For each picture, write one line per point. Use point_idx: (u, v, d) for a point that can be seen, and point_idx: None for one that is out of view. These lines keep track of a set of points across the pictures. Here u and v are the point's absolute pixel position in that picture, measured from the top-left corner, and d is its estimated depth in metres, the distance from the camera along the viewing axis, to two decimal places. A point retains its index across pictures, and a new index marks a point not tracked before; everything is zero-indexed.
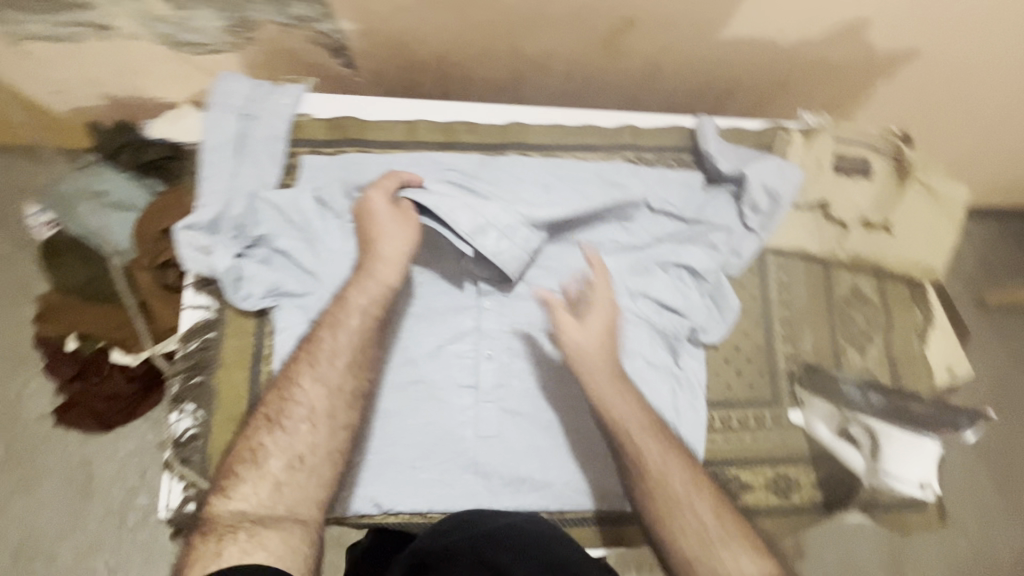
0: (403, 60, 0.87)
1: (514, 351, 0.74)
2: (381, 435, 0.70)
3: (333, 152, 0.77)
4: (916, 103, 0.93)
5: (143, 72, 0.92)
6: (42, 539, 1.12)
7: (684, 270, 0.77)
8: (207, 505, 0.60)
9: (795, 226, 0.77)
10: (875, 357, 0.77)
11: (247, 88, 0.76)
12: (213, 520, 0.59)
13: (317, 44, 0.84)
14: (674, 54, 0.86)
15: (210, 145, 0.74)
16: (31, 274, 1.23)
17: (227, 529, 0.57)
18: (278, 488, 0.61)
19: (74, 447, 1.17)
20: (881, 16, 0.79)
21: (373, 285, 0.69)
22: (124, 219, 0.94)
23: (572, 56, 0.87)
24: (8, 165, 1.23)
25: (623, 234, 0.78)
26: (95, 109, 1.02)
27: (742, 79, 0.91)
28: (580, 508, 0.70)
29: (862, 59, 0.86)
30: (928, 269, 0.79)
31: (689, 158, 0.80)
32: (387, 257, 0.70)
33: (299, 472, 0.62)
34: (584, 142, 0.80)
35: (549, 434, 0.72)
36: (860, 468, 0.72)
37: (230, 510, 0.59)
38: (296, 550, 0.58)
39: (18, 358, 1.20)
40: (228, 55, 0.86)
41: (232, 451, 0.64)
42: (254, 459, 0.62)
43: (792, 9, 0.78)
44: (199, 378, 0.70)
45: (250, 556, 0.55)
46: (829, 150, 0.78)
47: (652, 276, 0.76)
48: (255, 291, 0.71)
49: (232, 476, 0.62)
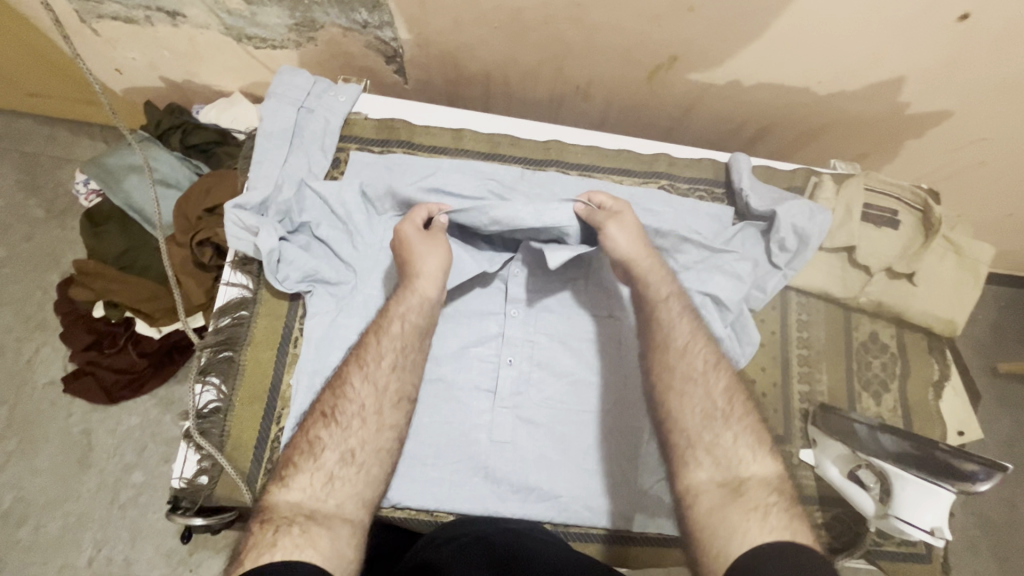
0: (453, 72, 0.91)
1: (534, 361, 0.75)
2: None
3: (381, 152, 0.81)
4: (943, 162, 0.96)
5: (203, 60, 0.96)
6: (34, 505, 1.12)
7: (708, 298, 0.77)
8: (264, 497, 0.58)
9: (821, 268, 0.79)
10: (889, 404, 0.78)
11: (308, 83, 0.81)
12: (270, 510, 0.55)
13: (374, 50, 0.88)
14: (713, 93, 0.89)
15: (266, 131, 0.78)
16: (62, 242, 1.27)
17: (278, 515, 0.55)
18: (333, 482, 0.59)
19: (78, 416, 1.18)
20: (922, 78, 0.81)
21: (416, 295, 0.70)
22: (167, 197, 0.97)
23: (614, 85, 0.90)
24: (74, 140, 1.31)
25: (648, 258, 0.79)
26: (151, 89, 1.07)
27: (774, 123, 0.94)
28: (585, 523, 0.71)
29: (895, 115, 0.89)
30: (952, 325, 0.79)
31: (720, 193, 0.83)
32: (428, 269, 0.70)
33: (351, 466, 0.61)
34: (620, 166, 0.83)
35: (560, 445, 0.73)
36: (868, 512, 0.67)
37: (287, 500, 0.56)
38: (342, 546, 0.53)
39: (38, 322, 1.23)
40: (289, 52, 0.90)
41: (288, 445, 0.62)
42: (311, 451, 0.60)
43: (835, 62, 0.80)
44: (227, 353, 0.72)
45: (272, 525, 0.54)
46: (859, 197, 0.79)
47: None
48: (292, 274, 0.73)
49: (290, 467, 0.60)
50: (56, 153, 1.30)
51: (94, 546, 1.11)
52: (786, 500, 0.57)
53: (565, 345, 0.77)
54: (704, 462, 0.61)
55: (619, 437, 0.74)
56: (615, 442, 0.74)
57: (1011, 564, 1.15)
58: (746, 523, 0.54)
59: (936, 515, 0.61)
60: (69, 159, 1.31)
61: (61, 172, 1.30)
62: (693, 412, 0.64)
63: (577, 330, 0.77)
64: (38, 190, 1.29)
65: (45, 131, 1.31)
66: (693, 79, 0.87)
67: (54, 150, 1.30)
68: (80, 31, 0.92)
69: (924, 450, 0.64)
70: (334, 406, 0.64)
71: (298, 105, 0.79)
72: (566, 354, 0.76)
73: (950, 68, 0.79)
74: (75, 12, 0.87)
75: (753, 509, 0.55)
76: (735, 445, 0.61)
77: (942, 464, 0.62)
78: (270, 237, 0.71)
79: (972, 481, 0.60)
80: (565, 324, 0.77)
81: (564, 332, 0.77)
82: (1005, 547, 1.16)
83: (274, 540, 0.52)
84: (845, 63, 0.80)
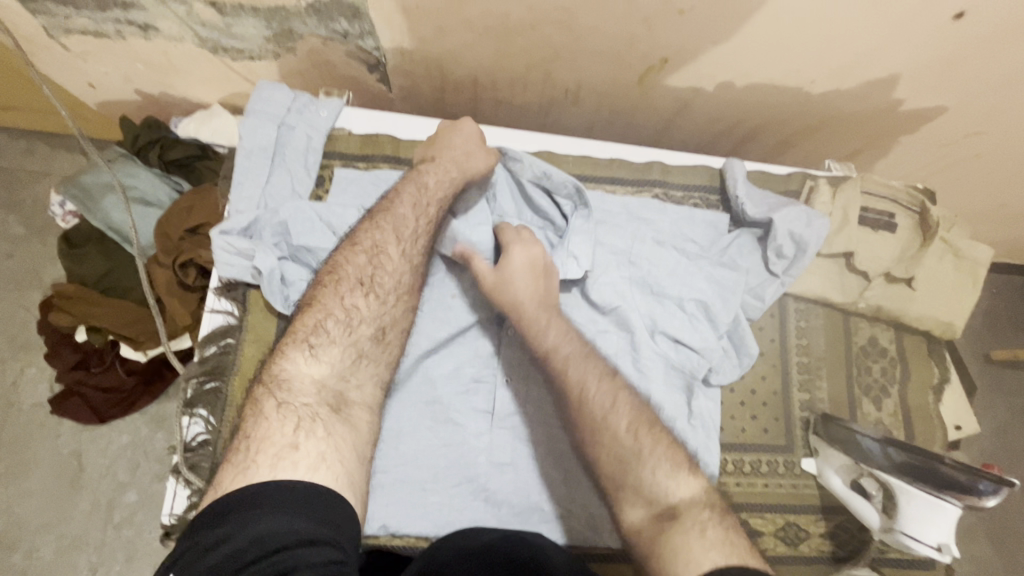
0: (439, 79, 0.88)
1: (532, 378, 0.75)
2: (395, 457, 0.70)
3: (367, 169, 0.79)
4: (936, 155, 0.95)
5: (181, 74, 0.93)
6: (27, 529, 1.10)
7: (747, 295, 0.77)
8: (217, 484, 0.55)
9: (818, 274, 0.78)
10: (889, 409, 0.77)
11: (288, 98, 0.78)
12: None
13: (357, 59, 0.85)
14: (704, 96, 0.88)
15: (247, 151, 0.75)
16: (42, 261, 1.23)
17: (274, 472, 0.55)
18: None
19: (67, 437, 1.15)
20: (915, 75, 0.80)
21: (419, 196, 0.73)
22: (149, 215, 0.94)
23: (605, 88, 0.88)
24: (50, 154, 1.27)
25: (691, 245, 0.78)
26: (127, 102, 1.03)
27: (765, 124, 0.93)
28: (584, 542, 0.69)
29: (889, 111, 0.87)
30: (949, 328, 0.78)
31: (716, 199, 0.81)
32: (434, 178, 0.74)
33: None
34: (612, 176, 0.81)
35: (557, 462, 0.72)
36: (874, 525, 0.66)
37: None
38: None
39: (21, 343, 1.19)
40: (267, 62, 0.87)
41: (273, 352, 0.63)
42: None
43: (827, 61, 0.79)
44: (214, 383, 0.70)
45: None
46: (856, 201, 0.78)
47: (694, 276, 0.76)
48: (294, 297, 0.71)
49: None
50: (33, 168, 1.26)
51: (90, 568, 1.09)
52: (718, 512, 0.60)
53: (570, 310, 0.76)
54: (638, 501, 0.63)
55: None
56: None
57: (1013, 554, 1.16)
58: (688, 544, 0.56)
59: (943, 531, 0.61)
60: (48, 174, 1.26)
61: (40, 187, 1.26)
62: (610, 458, 0.66)
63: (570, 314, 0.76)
64: (17, 206, 1.25)
65: (22, 144, 1.26)
66: (683, 81, 0.85)
67: (33, 165, 1.26)
68: (47, 46, 0.88)
69: (924, 463, 0.63)
70: (313, 331, 0.63)
71: (278, 122, 0.77)
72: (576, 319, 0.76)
73: (941, 66, 0.78)
74: (41, 27, 0.84)
75: (691, 525, 0.59)
76: (652, 479, 0.63)
77: (947, 482, 0.61)
78: (267, 260, 0.70)
79: (979, 497, 0.59)
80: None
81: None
82: (1003, 533, 1.17)
83: (251, 454, 0.53)
84: (839, 63, 0.79)
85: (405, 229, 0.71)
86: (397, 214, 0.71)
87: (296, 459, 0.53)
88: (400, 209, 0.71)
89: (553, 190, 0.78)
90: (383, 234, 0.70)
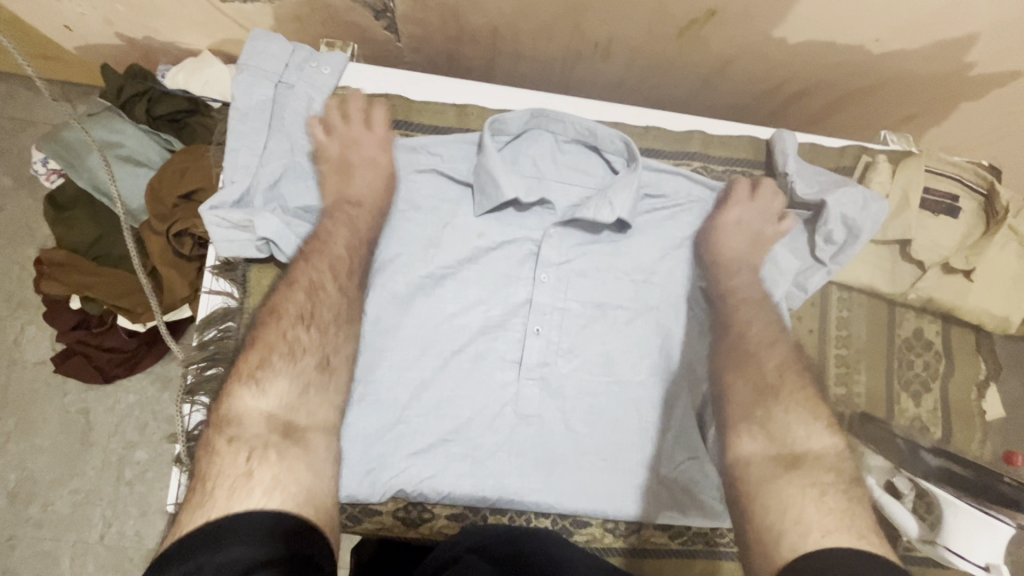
0: (454, 29, 0.79)
1: (566, 329, 0.69)
2: (417, 402, 0.65)
3: (376, 135, 0.71)
4: (996, 127, 0.86)
5: (167, 17, 0.83)
6: (41, 484, 1.10)
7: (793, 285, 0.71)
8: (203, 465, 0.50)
9: (867, 260, 0.72)
10: (929, 405, 0.73)
11: (287, 52, 0.70)
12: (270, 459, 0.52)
13: (361, 5, 0.75)
14: (752, 54, 0.78)
15: (241, 112, 0.67)
16: (32, 215, 1.17)
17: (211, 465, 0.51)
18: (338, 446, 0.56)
19: (74, 396, 1.13)
20: (996, 36, 0.70)
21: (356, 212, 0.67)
22: (138, 177, 0.87)
23: (639, 44, 0.78)
24: (31, 99, 1.17)
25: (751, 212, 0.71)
26: (109, 46, 0.93)
27: (815, 86, 0.83)
28: (622, 513, 0.66)
29: (957, 77, 0.78)
30: (1003, 322, 0.73)
31: (760, 175, 0.74)
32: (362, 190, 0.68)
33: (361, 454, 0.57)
34: (648, 147, 0.74)
35: (587, 419, 0.67)
36: (912, 533, 0.64)
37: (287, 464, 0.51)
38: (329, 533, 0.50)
39: (19, 301, 1.15)
40: (261, 7, 0.77)
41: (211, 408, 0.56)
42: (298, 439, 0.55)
43: (898, 15, 0.69)
44: (215, 370, 0.66)
45: None
46: (919, 180, 0.70)
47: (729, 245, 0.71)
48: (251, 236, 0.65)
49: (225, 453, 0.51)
50: (14, 114, 1.17)
51: (105, 522, 1.09)
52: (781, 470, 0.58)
53: (615, 252, 0.71)
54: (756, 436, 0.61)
55: (648, 414, 0.68)
56: (635, 425, 0.68)
57: None
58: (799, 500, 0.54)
59: (992, 550, 0.59)
60: (31, 122, 1.17)
61: (24, 135, 1.17)
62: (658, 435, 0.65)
63: (614, 296, 0.70)
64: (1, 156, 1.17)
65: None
66: (731, 36, 0.75)
67: (13, 110, 1.17)
68: None
69: (978, 479, 0.64)
70: (258, 364, 0.57)
71: (275, 80, 0.69)
72: (624, 266, 0.71)
73: None
74: None
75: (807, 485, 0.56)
76: (787, 420, 0.62)
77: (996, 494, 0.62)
78: (267, 226, 0.63)
79: None
80: (598, 287, 0.70)
81: (600, 297, 0.70)
82: None
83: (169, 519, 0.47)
84: (913, 21, 0.69)
85: (343, 265, 0.65)
86: (330, 250, 0.65)
87: (251, 487, 0.48)
88: (333, 246, 0.65)
89: (600, 145, 0.72)
90: (319, 271, 0.63)
